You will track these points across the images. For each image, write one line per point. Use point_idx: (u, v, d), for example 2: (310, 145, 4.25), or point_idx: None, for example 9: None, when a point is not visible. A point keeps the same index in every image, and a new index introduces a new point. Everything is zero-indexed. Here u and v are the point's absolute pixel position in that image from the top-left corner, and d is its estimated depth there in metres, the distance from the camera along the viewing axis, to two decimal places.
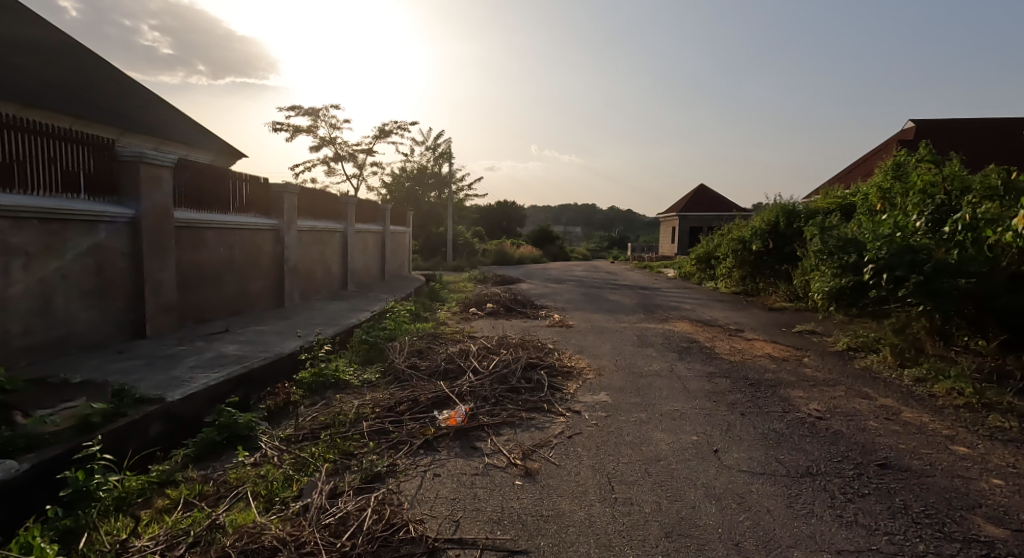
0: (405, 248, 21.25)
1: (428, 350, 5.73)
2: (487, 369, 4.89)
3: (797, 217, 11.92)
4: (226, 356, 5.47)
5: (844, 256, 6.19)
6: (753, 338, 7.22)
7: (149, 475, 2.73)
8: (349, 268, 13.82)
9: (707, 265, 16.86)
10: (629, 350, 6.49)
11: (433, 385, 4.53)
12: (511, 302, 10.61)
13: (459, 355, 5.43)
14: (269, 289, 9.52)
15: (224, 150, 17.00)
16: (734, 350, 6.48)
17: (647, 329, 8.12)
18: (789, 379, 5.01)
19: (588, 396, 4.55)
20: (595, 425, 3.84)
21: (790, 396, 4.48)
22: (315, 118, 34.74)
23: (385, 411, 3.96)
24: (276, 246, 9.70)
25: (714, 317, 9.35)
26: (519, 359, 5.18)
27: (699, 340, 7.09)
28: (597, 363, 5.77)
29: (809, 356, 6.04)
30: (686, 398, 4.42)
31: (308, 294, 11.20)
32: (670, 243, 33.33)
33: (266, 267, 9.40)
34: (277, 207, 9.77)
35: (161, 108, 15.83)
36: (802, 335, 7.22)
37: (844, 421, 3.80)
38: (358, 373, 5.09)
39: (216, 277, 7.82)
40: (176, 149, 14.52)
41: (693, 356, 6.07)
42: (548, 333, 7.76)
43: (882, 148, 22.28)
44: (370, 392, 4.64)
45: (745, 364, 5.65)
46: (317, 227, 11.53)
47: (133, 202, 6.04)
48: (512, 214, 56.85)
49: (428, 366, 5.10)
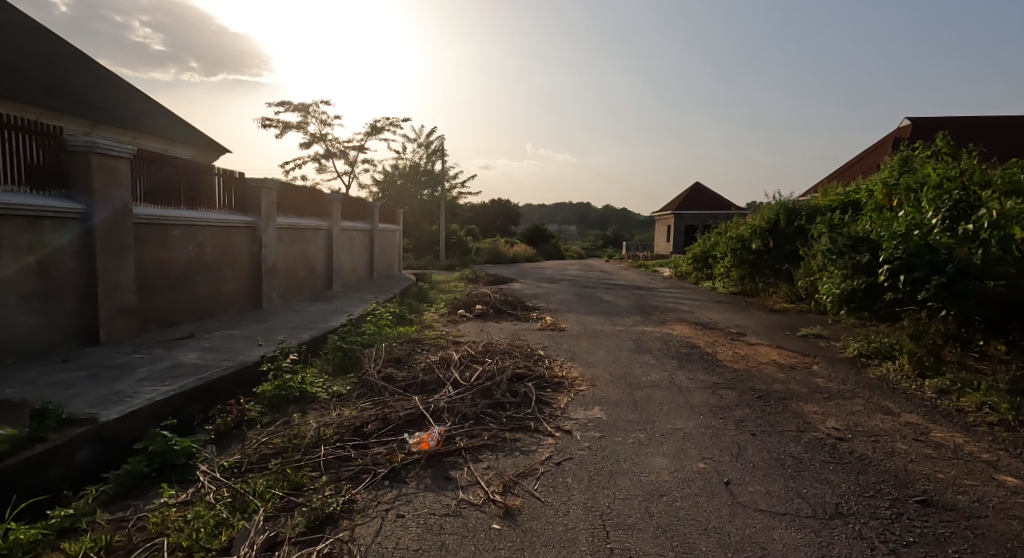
0: (396, 247, 20.77)
1: (407, 358, 5.27)
2: (468, 381, 4.42)
3: (797, 215, 11.52)
4: (184, 366, 4.98)
5: (856, 256, 5.74)
6: (756, 343, 6.78)
7: (45, 524, 2.27)
8: (334, 267, 13.30)
9: (704, 265, 16.46)
10: (625, 356, 6.04)
11: (408, 401, 4.06)
12: (502, 304, 10.14)
13: (440, 364, 4.96)
14: (245, 289, 9.01)
15: (207, 144, 16.49)
16: (738, 356, 6.04)
17: (644, 333, 7.67)
18: (800, 391, 4.57)
19: (581, 411, 4.10)
20: (587, 448, 3.38)
21: (805, 411, 4.04)
22: (305, 114, 34.19)
23: (350, 431, 3.49)
24: (252, 245, 9.19)
25: (713, 319, 8.93)
26: (505, 369, 4.72)
27: (700, 345, 6.64)
28: (591, 372, 5.31)
29: (819, 364, 5.60)
30: (689, 415, 3.97)
31: (288, 295, 10.69)
32: (665, 242, 33.02)
33: (241, 266, 8.87)
34: (254, 203, 9.26)
35: (140, 101, 15.36)
36: (809, 340, 6.79)
37: (869, 443, 3.36)
38: (327, 386, 4.62)
39: (184, 278, 7.31)
40: (155, 143, 14.05)
41: (694, 364, 5.62)
42: (539, 337, 7.31)
43: (880, 146, 21.97)
44: (338, 408, 4.17)
45: (751, 373, 5.20)
46: (299, 224, 11.00)
47: (83, 196, 5.53)
48: (506, 213, 56.43)
49: (405, 378, 4.63)
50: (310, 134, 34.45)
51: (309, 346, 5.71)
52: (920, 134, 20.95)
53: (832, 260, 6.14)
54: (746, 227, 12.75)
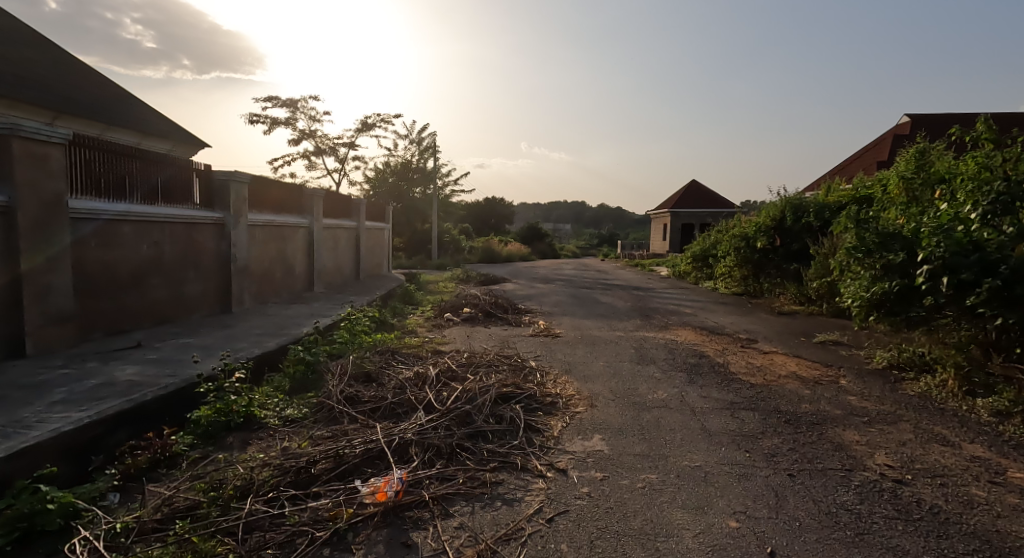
0: (385, 246, 20.03)
1: (378, 373, 4.58)
2: (445, 404, 3.74)
3: (804, 212, 10.89)
4: (115, 383, 4.25)
5: (887, 254, 5.09)
6: (771, 352, 6.12)
7: None
8: (316, 267, 12.59)
9: (704, 264, 15.87)
10: (627, 368, 5.36)
11: (371, 431, 3.37)
12: (492, 306, 9.44)
13: (414, 381, 4.28)
14: (212, 291, 8.28)
15: (187, 139, 15.72)
16: (754, 369, 5.37)
17: (647, 340, 7.00)
18: (834, 414, 3.91)
19: (579, 442, 3.42)
20: (587, 496, 2.70)
21: (845, 441, 3.39)
22: (294, 110, 33.40)
23: (292, 473, 2.79)
24: (220, 243, 8.46)
25: (719, 323, 8.28)
26: (489, 387, 4.04)
27: (709, 355, 5.98)
28: (590, 388, 4.64)
29: (846, 377, 4.95)
30: (709, 447, 3.29)
31: (263, 297, 9.96)
32: (661, 241, 32.42)
33: (208, 266, 8.14)
34: (222, 199, 8.53)
35: (113, 91, 14.58)
36: (828, 349, 6.15)
37: (937, 489, 2.70)
38: (280, 409, 3.91)
39: (136, 280, 6.58)
40: (127, 137, 13.29)
41: (706, 378, 4.94)
42: (531, 345, 6.64)
43: (881, 142, 21.45)
44: (288, 438, 3.47)
45: (774, 390, 4.53)
46: (275, 221, 10.26)
47: (5, 187, 4.83)
48: (500, 212, 55.83)
49: (371, 399, 3.94)
50: (299, 130, 33.64)
51: (265, 359, 5.01)
52: (923, 128, 20.44)
53: (857, 259, 5.49)
54: (749, 225, 12.12)
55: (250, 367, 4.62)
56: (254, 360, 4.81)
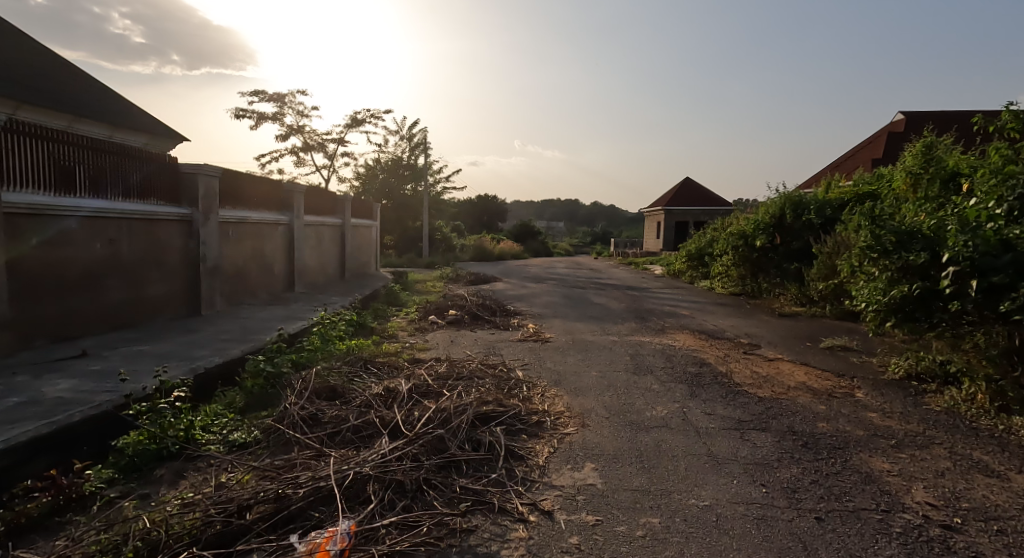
0: (373, 244, 19.50)
1: (344, 386, 4.09)
2: (414, 427, 3.25)
3: (805, 209, 10.49)
4: (42, 401, 3.72)
5: (907, 254, 4.65)
6: (776, 359, 5.68)
7: None
8: (297, 267, 12.04)
9: (699, 263, 15.46)
10: (622, 380, 4.89)
11: (323, 463, 2.87)
12: (479, 308, 8.94)
13: (383, 398, 3.79)
14: (179, 293, 7.75)
15: (163, 132, 15.10)
16: (761, 379, 4.92)
17: (643, 345, 6.53)
18: (856, 435, 3.45)
19: (567, 473, 2.94)
20: (578, 550, 2.22)
21: (874, 470, 2.94)
22: (281, 105, 32.74)
23: (216, 520, 2.29)
24: (187, 241, 7.92)
25: (719, 326, 7.84)
26: (466, 406, 3.56)
27: (711, 363, 5.52)
28: (581, 404, 4.17)
29: (862, 390, 4.51)
30: (718, 481, 2.82)
31: (237, 297, 9.43)
32: (654, 239, 32.05)
33: (174, 266, 7.61)
34: (189, 194, 7.99)
35: (84, 81, 13.94)
36: (838, 356, 5.71)
37: (999, 539, 2.24)
38: (226, 433, 3.40)
39: (88, 281, 6.07)
40: (98, 129, 12.68)
41: (709, 391, 4.48)
42: (519, 351, 6.16)
43: (875, 140, 21.16)
44: (229, 469, 2.96)
45: (785, 405, 4.07)
46: (249, 217, 9.70)
47: None
48: (493, 209, 55.31)
49: (331, 419, 3.45)
50: (286, 126, 32.96)
51: (217, 372, 4.49)
52: (918, 126, 20.20)
53: (872, 260, 5.03)
54: (747, 223, 11.71)
55: (192, 383, 4.13)
56: (203, 373, 4.31)
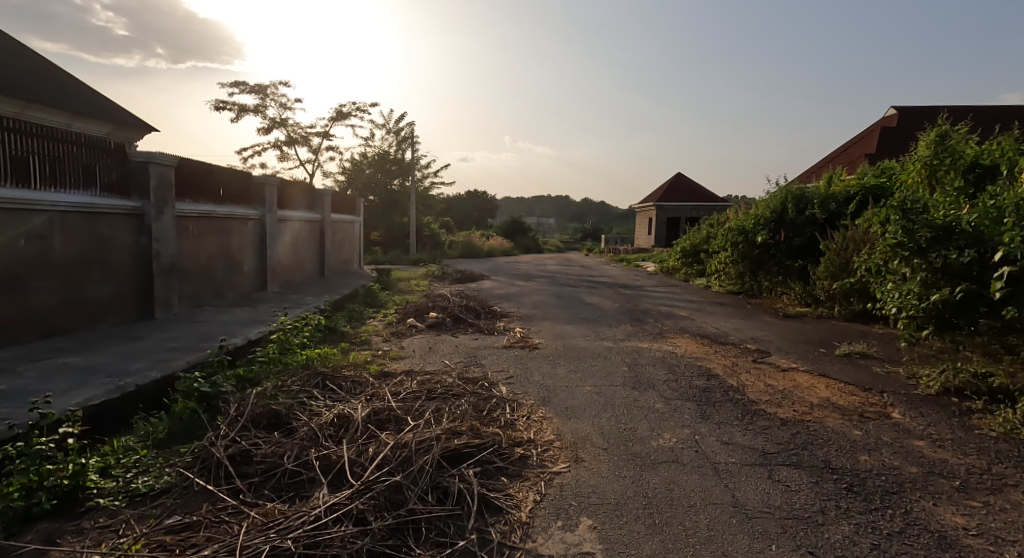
0: (357, 241, 18.73)
1: (288, 412, 3.41)
2: (365, 472, 2.58)
3: (808, 204, 9.96)
4: None
5: (948, 252, 4.06)
6: (792, 370, 5.05)
7: None
8: (270, 265, 11.28)
9: (695, 260, 14.89)
10: (621, 398, 4.24)
11: (235, 528, 2.19)
12: (463, 310, 8.27)
13: (334, 430, 3.11)
14: (128, 295, 7.02)
15: (132, 123, 14.23)
16: (779, 395, 4.28)
17: (641, 352, 5.90)
18: (909, 472, 2.83)
19: (557, 536, 2.27)
20: None
21: (946, 528, 2.30)
22: (263, 97, 31.78)
23: None
24: (138, 237, 7.19)
25: (722, 330, 7.21)
26: (433, 441, 2.90)
27: (719, 375, 4.89)
28: (573, 430, 3.52)
29: (897, 408, 3.90)
30: (752, 548, 2.17)
31: (198, 299, 8.68)
32: (645, 235, 31.53)
33: (121, 265, 6.88)
34: (140, 185, 7.26)
35: (44, 67, 13.09)
36: (859, 366, 5.11)
37: None
38: (130, 477, 2.73)
39: (10, 283, 5.43)
40: (58, 116, 11.86)
41: (722, 412, 3.84)
42: (503, 361, 5.49)
43: (869, 134, 20.73)
44: (116, 535, 2.26)
45: (814, 430, 3.44)
46: (212, 211, 8.94)
47: None
48: (482, 205, 54.56)
49: (264, 457, 2.77)
50: (269, 118, 31.95)
51: (133, 396, 3.78)
52: (911, 121, 19.87)
53: (901, 259, 4.48)
54: (747, 218, 11.14)
55: (87, 412, 3.41)
56: (116, 400, 3.61)
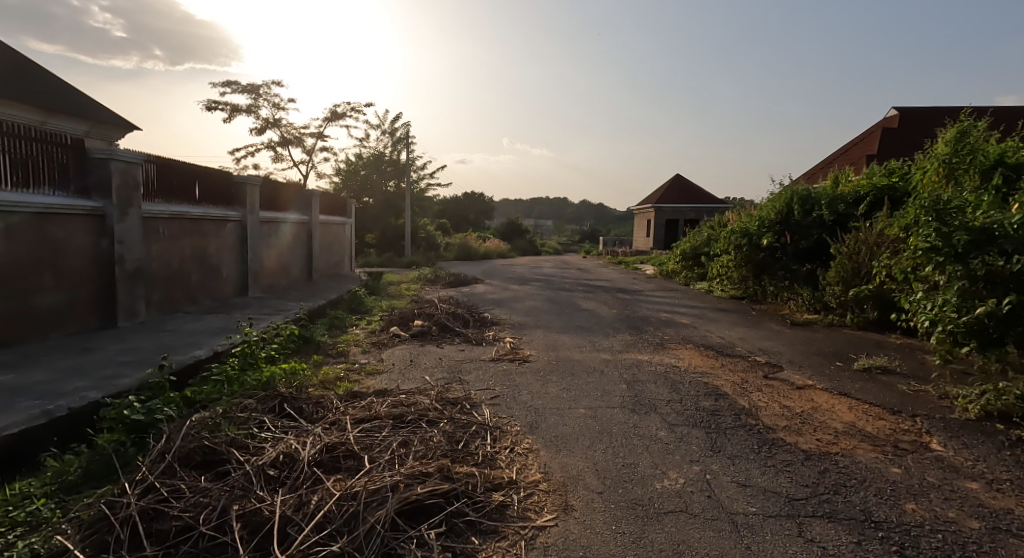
0: (348, 244, 18.21)
1: (227, 448, 2.89)
2: (299, 537, 2.06)
3: (814, 204, 9.46)
4: None
5: (993, 259, 3.59)
6: (809, 388, 4.54)
7: None
8: (251, 269, 10.74)
9: (696, 263, 14.40)
10: (618, 423, 3.73)
11: None
12: (450, 317, 7.75)
13: (276, 473, 2.60)
14: (85, 302, 6.51)
15: (114, 121, 13.72)
16: (798, 420, 3.76)
17: (640, 366, 5.37)
18: (970, 528, 2.31)
19: None
20: None
21: None
22: (256, 97, 31.30)
23: None
24: (98, 240, 6.68)
25: (727, 340, 6.71)
26: (390, 491, 2.38)
27: (729, 395, 4.37)
28: (563, 467, 3.01)
29: (936, 436, 3.40)
30: None
31: (170, 305, 8.15)
32: (644, 238, 31.08)
33: (77, 270, 6.40)
34: (101, 183, 6.75)
35: (17, 62, 12.54)
36: (883, 382, 4.61)
37: None
38: (10, 537, 2.21)
39: None
40: (29, 114, 11.30)
41: (736, 443, 3.32)
42: (489, 377, 4.98)
43: (870, 135, 20.29)
44: None
45: (846, 468, 2.92)
46: (185, 212, 8.42)
47: None
48: (480, 207, 54.13)
49: (180, 513, 2.26)
50: (262, 119, 31.42)
51: (49, 427, 3.25)
52: (913, 122, 19.43)
53: (935, 266, 4.02)
54: (751, 220, 10.65)
55: None
56: (27, 432, 3.10)
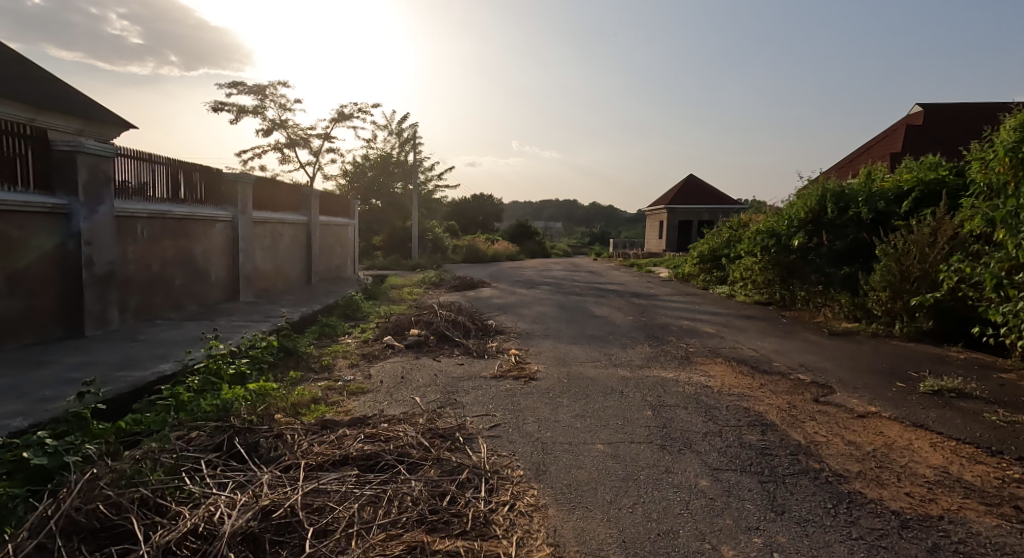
0: (350, 245, 17.53)
1: (136, 512, 2.19)
2: None
3: (850, 203, 8.63)
4: None
5: None
6: (873, 417, 3.76)
7: None
8: (243, 272, 10.11)
9: (714, 266, 13.60)
10: (646, 467, 2.98)
11: None
12: (450, 325, 7.04)
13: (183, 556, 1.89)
14: (45, 309, 5.88)
15: (111, 120, 13.29)
16: (873, 463, 2.99)
17: (666, 386, 4.62)
18: None
19: None
20: None
21: None
22: (263, 98, 30.93)
23: None
24: (62, 240, 6.06)
25: (761, 352, 5.94)
26: None
27: (778, 426, 3.60)
28: (580, 537, 2.26)
29: None
30: None
31: (148, 312, 7.52)
32: (656, 239, 30.24)
33: (36, 274, 5.77)
34: (66, 179, 6.14)
35: (6, 58, 12.01)
36: (962, 409, 3.84)
37: None
38: None
39: None
40: (17, 109, 10.77)
41: (803, 500, 2.56)
42: (489, 399, 4.24)
43: (893, 132, 19.38)
44: None
45: (966, 544, 2.15)
46: (167, 211, 7.80)
47: None
48: (489, 209, 53.56)
49: None
50: (269, 119, 31.02)
51: None
52: (939, 118, 18.48)
53: None
54: (778, 219, 9.84)
55: None
56: None
